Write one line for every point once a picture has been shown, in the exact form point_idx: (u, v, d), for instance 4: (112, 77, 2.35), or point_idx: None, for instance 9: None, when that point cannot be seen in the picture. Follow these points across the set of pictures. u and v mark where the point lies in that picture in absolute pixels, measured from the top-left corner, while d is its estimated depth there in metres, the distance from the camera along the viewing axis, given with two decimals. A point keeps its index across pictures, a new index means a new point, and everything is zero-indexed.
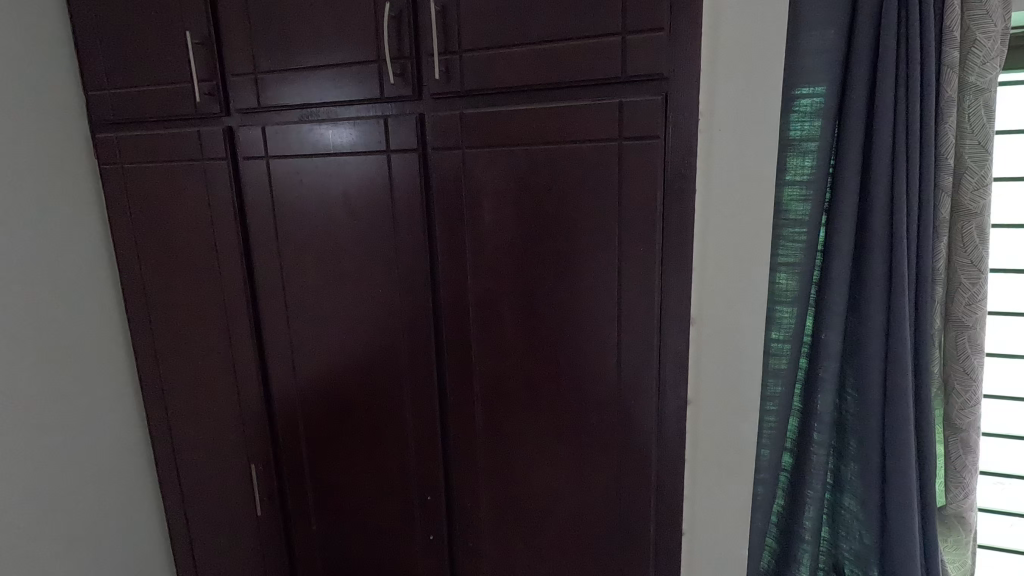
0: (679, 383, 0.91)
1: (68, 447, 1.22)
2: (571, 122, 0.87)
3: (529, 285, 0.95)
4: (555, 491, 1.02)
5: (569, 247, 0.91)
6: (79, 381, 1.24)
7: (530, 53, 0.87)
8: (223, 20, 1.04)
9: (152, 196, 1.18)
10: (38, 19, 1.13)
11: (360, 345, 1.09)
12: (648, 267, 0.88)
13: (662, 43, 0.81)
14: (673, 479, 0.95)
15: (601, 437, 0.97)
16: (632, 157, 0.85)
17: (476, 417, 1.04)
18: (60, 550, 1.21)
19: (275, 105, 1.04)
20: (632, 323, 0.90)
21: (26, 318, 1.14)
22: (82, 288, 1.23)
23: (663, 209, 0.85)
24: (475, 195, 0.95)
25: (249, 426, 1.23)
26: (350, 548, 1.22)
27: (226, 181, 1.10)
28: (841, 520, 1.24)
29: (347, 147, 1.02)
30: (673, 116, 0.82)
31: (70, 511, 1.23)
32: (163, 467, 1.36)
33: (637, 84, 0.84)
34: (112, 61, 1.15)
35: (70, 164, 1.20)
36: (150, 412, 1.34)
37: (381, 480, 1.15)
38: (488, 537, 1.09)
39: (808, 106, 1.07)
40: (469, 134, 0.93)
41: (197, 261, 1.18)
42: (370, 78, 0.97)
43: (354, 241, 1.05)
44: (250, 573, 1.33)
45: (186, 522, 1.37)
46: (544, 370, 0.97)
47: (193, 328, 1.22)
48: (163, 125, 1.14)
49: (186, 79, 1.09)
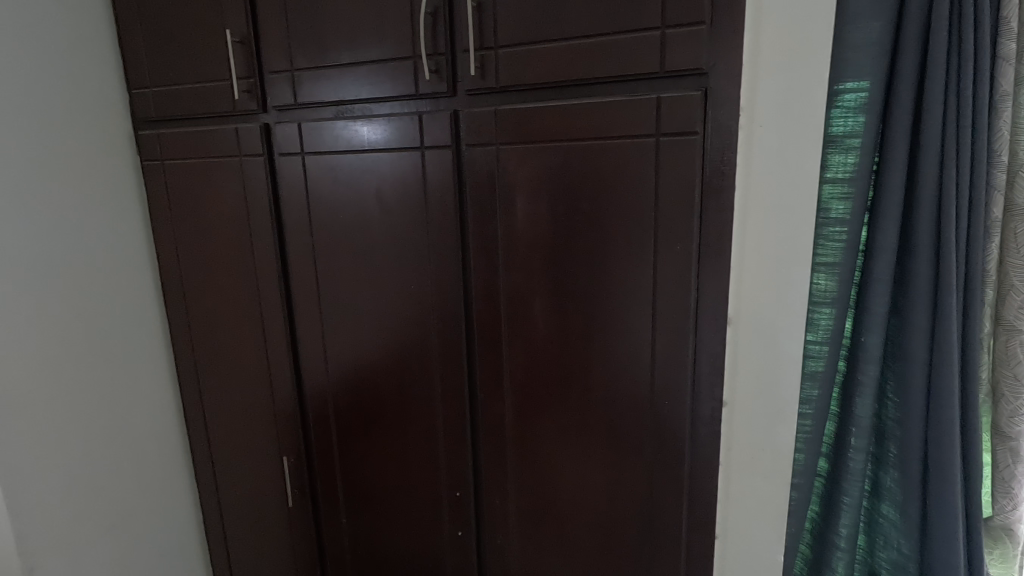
0: (715, 385, 0.89)
1: (111, 437, 1.26)
2: (608, 118, 0.86)
3: (563, 283, 0.94)
4: (584, 491, 1.01)
5: (602, 246, 0.91)
6: (120, 369, 1.27)
7: (566, 48, 0.87)
8: (261, 18, 1.06)
9: (191, 193, 1.21)
10: (86, 21, 1.17)
11: (391, 340, 1.10)
12: (684, 266, 0.86)
13: (703, 37, 0.79)
14: (707, 483, 0.93)
15: (633, 439, 0.96)
16: (670, 153, 0.83)
17: (506, 413, 1.04)
18: (102, 534, 1.25)
19: (312, 102, 1.06)
20: (667, 323, 0.89)
21: (72, 307, 1.18)
22: (125, 280, 1.27)
23: (701, 207, 0.84)
24: (508, 191, 0.94)
25: (281, 419, 1.25)
26: (379, 542, 1.23)
27: (262, 177, 1.12)
28: (879, 529, 1.21)
29: (381, 144, 1.02)
30: (713, 112, 0.81)
31: (111, 495, 1.27)
32: (199, 456, 1.40)
33: (676, 79, 0.82)
34: (155, 61, 1.18)
35: (115, 161, 1.23)
36: (188, 402, 1.37)
37: (411, 476, 1.16)
38: (517, 536, 1.09)
39: (852, 102, 1.04)
40: (503, 131, 0.93)
41: (234, 256, 1.20)
42: (405, 75, 0.98)
43: (387, 238, 1.06)
44: (281, 563, 1.35)
45: (220, 509, 1.41)
46: (576, 368, 0.97)
47: (229, 321, 1.25)
48: (202, 122, 1.17)
49: (224, 77, 1.11)
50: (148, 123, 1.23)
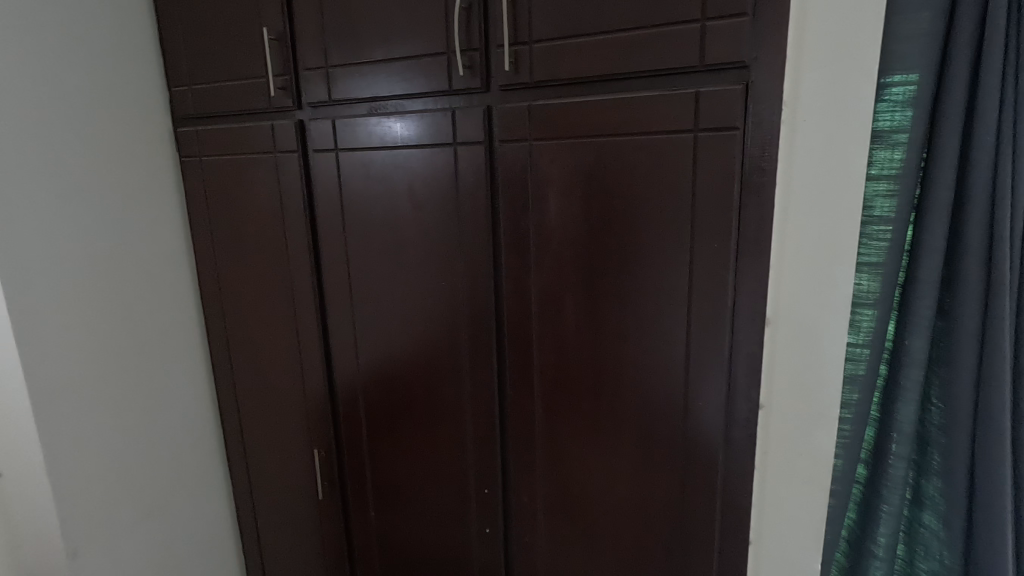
0: (751, 387, 0.87)
1: (149, 426, 1.29)
2: (644, 113, 0.84)
3: (595, 281, 0.93)
4: (615, 491, 1.00)
5: (636, 244, 0.89)
6: (158, 360, 1.30)
7: (602, 42, 0.85)
8: (297, 15, 1.07)
9: (228, 188, 1.23)
10: (128, 19, 1.20)
11: (421, 336, 1.11)
12: (721, 265, 0.84)
13: (745, 29, 0.77)
14: (741, 486, 0.91)
15: (665, 439, 0.94)
16: (708, 148, 0.82)
17: (535, 411, 1.03)
18: (140, 520, 1.29)
19: (346, 98, 1.06)
20: (702, 322, 0.87)
21: (113, 299, 1.21)
22: (164, 272, 1.30)
23: (740, 203, 0.81)
24: (541, 187, 0.93)
25: (312, 412, 1.27)
26: (406, 537, 1.24)
27: (296, 173, 1.13)
28: (920, 539, 1.16)
29: (413, 140, 1.02)
30: (755, 105, 0.78)
31: (149, 482, 1.30)
32: (233, 446, 1.43)
33: (716, 73, 0.80)
34: (194, 59, 1.20)
35: (155, 157, 1.26)
36: (222, 393, 1.41)
37: (439, 472, 1.16)
38: (545, 535, 1.08)
39: (899, 95, 1.00)
40: (537, 126, 0.92)
41: (269, 251, 1.21)
42: (439, 71, 0.98)
43: (419, 234, 1.06)
44: (311, 555, 1.37)
45: (252, 500, 1.44)
46: (608, 366, 0.95)
47: (263, 315, 1.27)
48: (239, 119, 1.19)
49: (261, 74, 1.13)
50: (187, 119, 1.26)
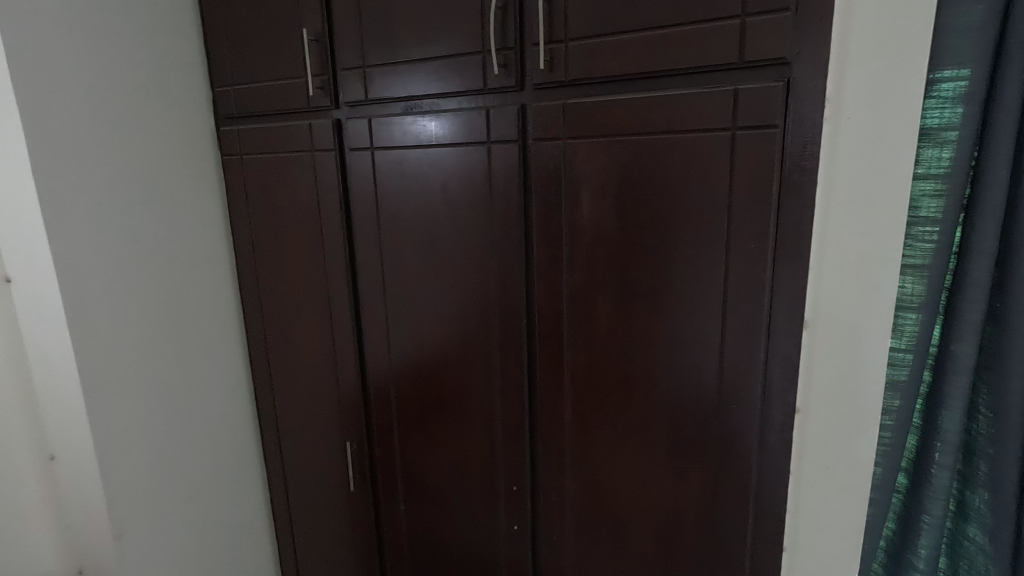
0: (788, 391, 0.85)
1: (190, 415, 1.34)
2: (681, 111, 0.83)
3: (628, 281, 0.93)
4: (644, 492, 0.99)
5: (669, 243, 0.88)
6: (199, 351, 1.35)
7: (638, 40, 0.84)
8: (335, 16, 1.09)
9: (267, 185, 1.27)
10: (176, 23, 1.24)
11: (452, 332, 1.12)
12: (758, 265, 0.83)
13: (787, 25, 0.75)
14: (776, 491, 0.89)
15: (696, 442, 0.93)
16: (747, 146, 0.80)
17: (565, 410, 1.03)
18: (180, 505, 1.33)
19: (382, 98, 1.08)
20: (737, 323, 0.86)
21: (157, 292, 1.25)
22: (205, 266, 1.34)
23: (779, 203, 0.80)
24: (575, 186, 0.93)
25: (345, 405, 1.29)
26: (435, 531, 1.25)
27: (333, 171, 1.16)
28: (964, 552, 1.12)
29: (447, 139, 1.03)
30: (796, 102, 0.76)
31: (189, 470, 1.35)
32: (269, 436, 1.47)
33: (755, 70, 0.79)
34: (237, 60, 1.24)
35: (198, 155, 1.31)
36: (259, 385, 1.45)
37: (468, 468, 1.17)
38: (573, 534, 1.08)
39: (949, 91, 0.95)
40: (572, 125, 0.92)
41: (306, 247, 1.24)
42: (474, 70, 0.99)
43: (451, 232, 1.07)
44: (342, 546, 1.40)
45: (286, 489, 1.48)
46: (640, 367, 0.95)
47: (299, 309, 1.30)
48: (279, 118, 1.22)
49: (300, 75, 1.15)
50: (229, 119, 1.30)
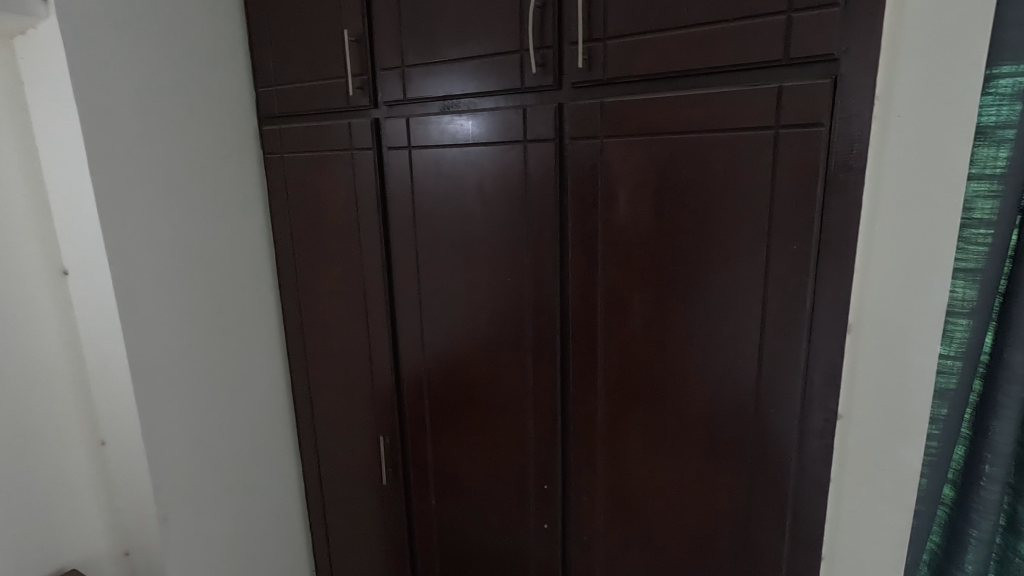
0: (829, 396, 0.83)
1: (232, 406, 1.38)
2: (722, 110, 0.82)
3: (664, 281, 0.92)
4: (676, 494, 0.98)
5: (708, 243, 0.87)
6: (240, 344, 1.39)
7: (680, 38, 0.83)
8: (376, 17, 1.11)
9: (307, 183, 1.30)
10: (223, 25, 1.29)
11: (485, 330, 1.13)
12: (800, 267, 0.81)
13: (835, 21, 0.73)
14: (815, 499, 0.86)
15: (732, 446, 0.91)
16: (790, 145, 0.78)
17: (598, 410, 1.03)
18: (220, 493, 1.38)
19: (420, 97, 1.09)
20: (778, 326, 0.84)
21: (202, 286, 1.30)
22: (246, 261, 1.38)
23: (823, 203, 0.78)
24: (611, 185, 0.93)
25: (379, 400, 1.32)
26: (466, 528, 1.26)
27: (371, 170, 1.18)
28: (1014, 570, 1.06)
29: (484, 138, 1.04)
30: (844, 100, 0.74)
31: (229, 459, 1.39)
32: (305, 428, 1.51)
33: (801, 66, 0.77)
34: (280, 62, 1.28)
35: (242, 154, 1.35)
36: (296, 378, 1.49)
37: (499, 465, 1.18)
38: (604, 534, 1.08)
39: (1008, 87, 0.90)
40: (609, 124, 0.91)
41: (344, 243, 1.27)
42: (511, 69, 0.99)
43: (486, 231, 1.08)
44: (374, 539, 1.43)
45: (321, 480, 1.52)
46: (675, 368, 0.94)
47: (336, 305, 1.33)
48: (319, 117, 1.25)
49: (340, 75, 1.18)
50: (272, 119, 1.34)
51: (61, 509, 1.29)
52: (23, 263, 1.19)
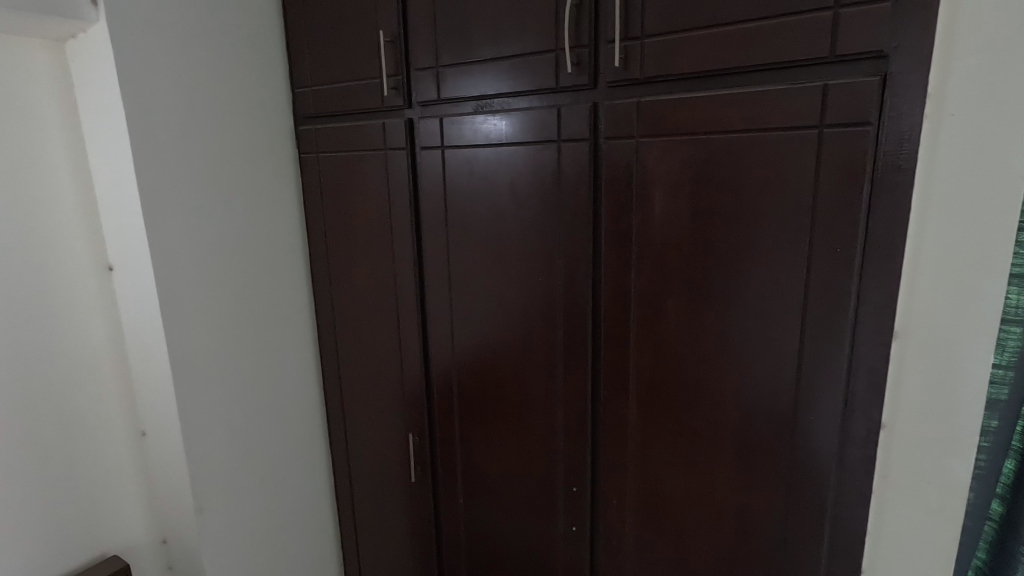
0: (872, 405, 0.80)
1: (266, 400, 1.41)
2: (763, 109, 0.80)
3: (700, 282, 0.90)
4: (709, 500, 0.96)
5: (746, 245, 0.85)
6: (274, 340, 1.42)
7: (719, 35, 0.82)
8: (411, 17, 1.11)
9: (341, 182, 1.32)
10: (261, 28, 1.31)
11: (515, 329, 1.12)
12: (844, 271, 0.78)
13: (886, 15, 0.70)
14: (855, 510, 0.84)
15: (768, 453, 0.89)
16: (835, 145, 0.76)
17: (629, 412, 1.02)
18: (254, 485, 1.41)
19: (453, 97, 1.10)
20: (818, 331, 0.82)
21: (238, 283, 1.32)
22: (281, 259, 1.41)
23: (869, 205, 0.75)
24: (647, 185, 0.92)
25: (409, 398, 1.33)
26: (493, 527, 1.26)
27: (404, 169, 1.19)
28: None
29: (517, 138, 1.04)
30: (893, 98, 0.71)
31: (262, 452, 1.42)
32: (335, 423, 1.54)
33: (849, 64, 0.74)
34: (317, 62, 1.30)
35: (278, 153, 1.37)
36: (327, 373, 1.51)
37: (528, 466, 1.18)
38: (633, 538, 1.07)
39: None
40: (646, 124, 0.90)
41: (376, 241, 1.28)
42: (546, 69, 0.99)
43: (518, 230, 1.08)
44: (401, 535, 1.44)
45: (349, 474, 1.54)
46: (709, 371, 0.92)
47: (368, 302, 1.34)
48: (353, 117, 1.26)
49: (375, 75, 1.19)
50: (307, 119, 1.37)
51: (105, 498, 1.34)
52: (71, 259, 1.23)
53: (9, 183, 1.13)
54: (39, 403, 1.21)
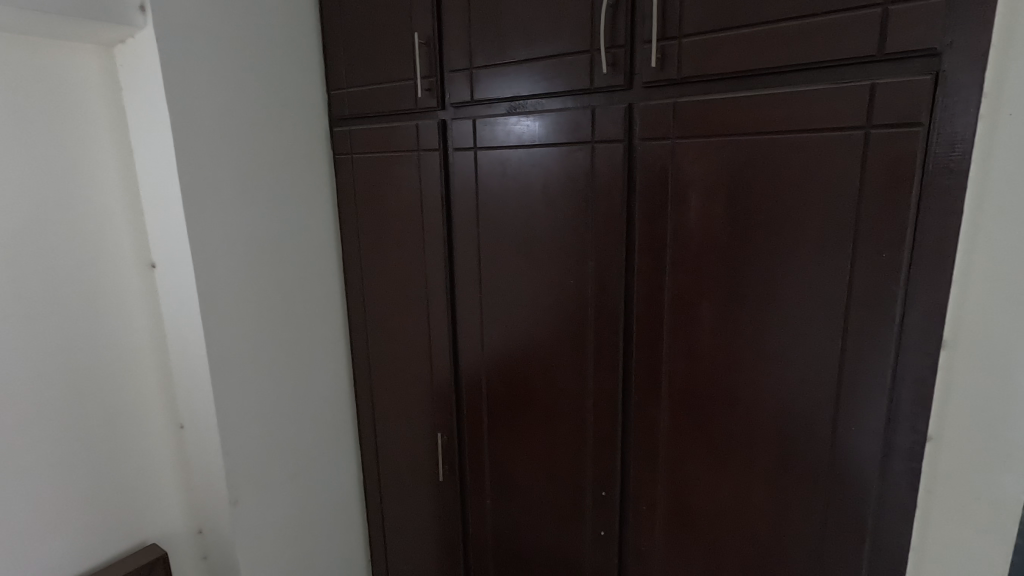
0: (918, 416, 0.77)
1: (298, 397, 1.44)
2: (806, 109, 0.78)
3: (736, 286, 0.88)
4: (742, 509, 0.94)
5: (785, 250, 0.83)
6: (308, 338, 1.44)
7: (760, 34, 0.80)
8: (445, 19, 1.12)
9: (374, 182, 1.33)
10: (299, 31, 1.34)
11: (545, 330, 1.12)
12: (889, 277, 0.76)
13: (939, 11, 0.67)
14: (898, 526, 0.81)
15: (806, 463, 0.87)
16: (882, 147, 0.74)
17: (661, 418, 1.00)
18: (285, 479, 1.43)
19: (487, 99, 1.10)
20: (861, 338, 0.79)
21: (273, 281, 1.35)
22: (315, 257, 1.43)
23: (918, 207, 0.72)
24: (682, 187, 0.90)
25: (438, 397, 1.33)
26: (520, 529, 1.26)
27: (436, 170, 1.19)
28: None
29: (549, 139, 1.04)
30: (946, 97, 0.68)
31: (294, 447, 1.44)
32: (365, 420, 1.56)
33: (899, 63, 0.72)
34: (352, 65, 1.32)
35: (313, 154, 1.40)
36: (358, 369, 1.53)
37: (556, 469, 1.17)
38: (663, 546, 1.05)
39: None
40: (682, 124, 0.89)
41: (407, 241, 1.29)
42: (581, 70, 0.98)
43: (550, 233, 1.07)
44: (428, 533, 1.45)
45: (378, 471, 1.55)
46: (744, 377, 0.90)
47: (399, 301, 1.36)
48: (387, 119, 1.28)
49: (409, 77, 1.20)
50: (342, 120, 1.39)
51: (146, 487, 1.38)
52: (117, 257, 1.28)
53: (60, 182, 1.18)
54: (85, 394, 1.26)
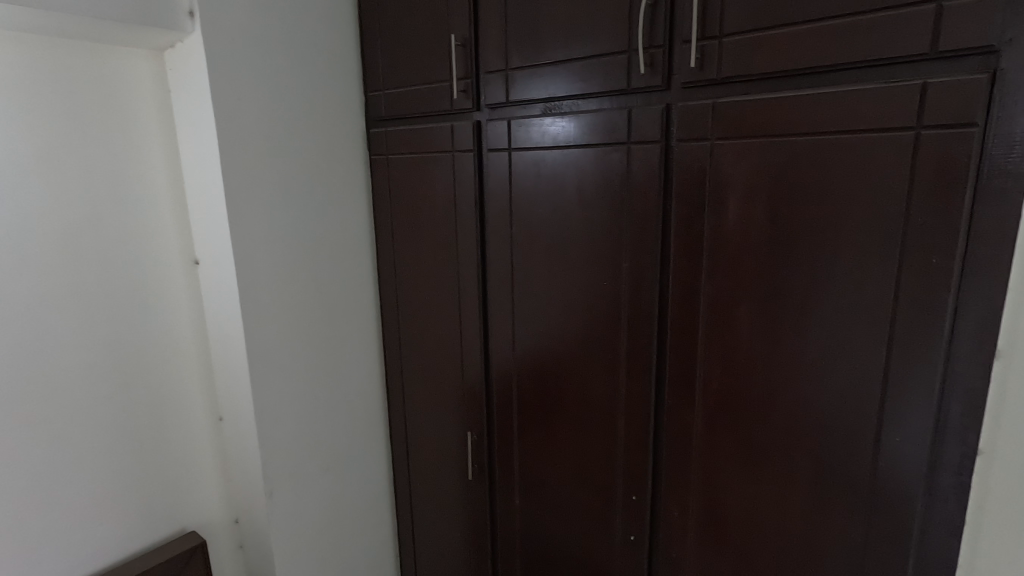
0: (968, 428, 0.74)
1: (332, 392, 1.47)
2: (852, 110, 0.76)
3: (775, 290, 0.86)
4: (779, 520, 0.92)
5: (828, 254, 0.81)
6: (342, 335, 1.47)
7: (805, 32, 0.78)
8: (482, 20, 1.13)
9: (409, 182, 1.35)
10: (337, 34, 1.37)
11: (577, 332, 1.12)
12: (939, 283, 0.73)
13: (998, 6, 0.64)
14: (944, 542, 0.78)
15: (846, 473, 0.84)
16: (934, 148, 0.71)
17: (695, 423, 0.99)
18: (319, 473, 1.46)
19: (522, 100, 1.11)
20: (908, 345, 0.76)
21: (309, 279, 1.38)
22: (350, 256, 1.46)
23: (972, 211, 0.70)
24: (720, 189, 0.89)
25: (468, 395, 1.34)
26: (549, 532, 1.26)
27: (470, 170, 1.20)
28: None
29: (585, 140, 1.03)
30: (1004, 96, 0.66)
31: (328, 442, 1.47)
32: (396, 416, 1.58)
33: (953, 61, 0.69)
34: (389, 67, 1.34)
35: (350, 155, 1.43)
36: (390, 366, 1.55)
37: (585, 471, 1.17)
38: (695, 555, 1.03)
39: None
40: (722, 125, 0.87)
41: (441, 240, 1.31)
42: (618, 70, 0.97)
43: (583, 234, 1.07)
44: (456, 530, 1.46)
45: (408, 468, 1.57)
46: (783, 383, 0.88)
47: (431, 300, 1.37)
48: (423, 119, 1.29)
49: (445, 79, 1.21)
50: (379, 121, 1.41)
51: (187, 476, 1.43)
52: (164, 253, 1.33)
53: (112, 181, 1.24)
54: (132, 385, 1.31)
